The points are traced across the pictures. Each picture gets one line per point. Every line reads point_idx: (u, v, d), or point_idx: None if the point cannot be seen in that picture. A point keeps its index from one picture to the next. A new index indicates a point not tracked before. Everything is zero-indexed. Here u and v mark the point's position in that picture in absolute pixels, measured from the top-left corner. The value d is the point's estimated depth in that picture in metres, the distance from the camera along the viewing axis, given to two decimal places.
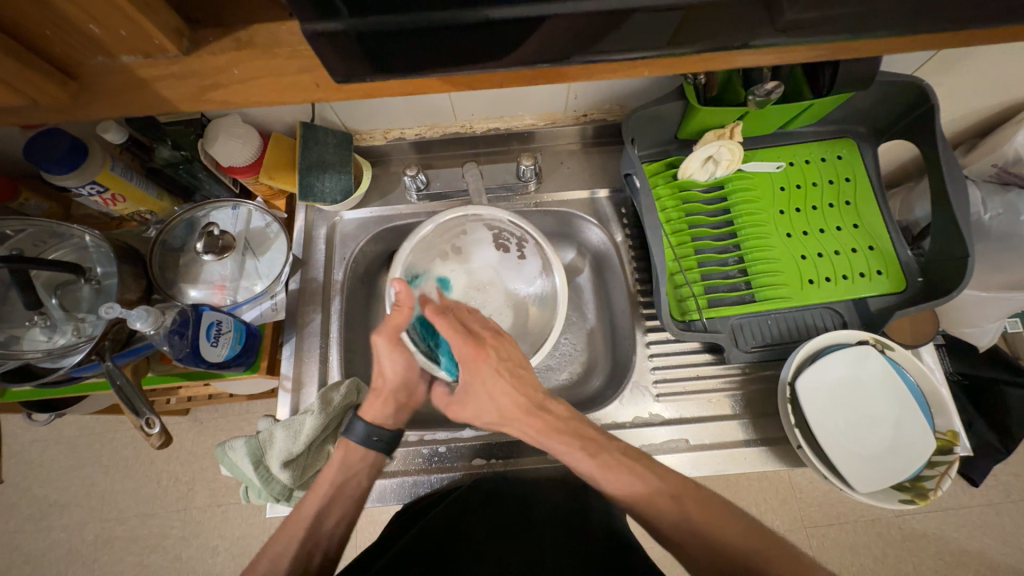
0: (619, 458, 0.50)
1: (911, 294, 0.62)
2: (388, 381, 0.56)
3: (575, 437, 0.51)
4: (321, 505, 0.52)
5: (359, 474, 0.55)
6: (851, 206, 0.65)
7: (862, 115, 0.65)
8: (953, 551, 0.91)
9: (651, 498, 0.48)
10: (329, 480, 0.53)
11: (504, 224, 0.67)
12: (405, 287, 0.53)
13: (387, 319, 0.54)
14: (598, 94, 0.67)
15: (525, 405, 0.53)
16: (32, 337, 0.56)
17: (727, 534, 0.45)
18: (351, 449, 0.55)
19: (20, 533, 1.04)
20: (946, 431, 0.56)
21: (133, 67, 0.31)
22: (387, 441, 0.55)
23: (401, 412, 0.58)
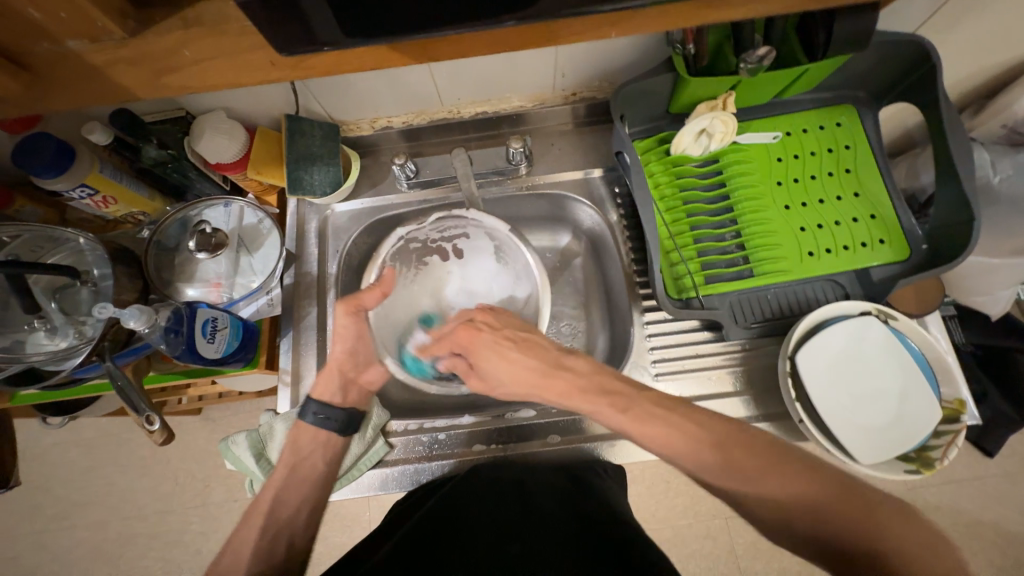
0: (652, 410, 0.46)
1: (916, 263, 0.60)
2: (337, 353, 0.56)
3: (601, 394, 0.48)
4: (278, 491, 0.53)
5: (313, 457, 0.55)
6: (851, 174, 0.64)
7: (858, 79, 0.63)
8: (968, 522, 0.90)
9: (695, 449, 0.43)
10: (284, 463, 0.54)
11: (503, 234, 0.66)
12: (390, 272, 0.56)
13: (355, 295, 0.55)
14: (586, 70, 0.65)
15: (542, 368, 0.51)
16: (36, 340, 0.57)
17: (782, 484, 0.40)
18: (303, 432, 0.55)
19: (46, 533, 1.07)
20: (952, 400, 0.55)
21: (85, 55, 0.33)
22: (338, 420, 0.55)
23: (349, 389, 0.57)
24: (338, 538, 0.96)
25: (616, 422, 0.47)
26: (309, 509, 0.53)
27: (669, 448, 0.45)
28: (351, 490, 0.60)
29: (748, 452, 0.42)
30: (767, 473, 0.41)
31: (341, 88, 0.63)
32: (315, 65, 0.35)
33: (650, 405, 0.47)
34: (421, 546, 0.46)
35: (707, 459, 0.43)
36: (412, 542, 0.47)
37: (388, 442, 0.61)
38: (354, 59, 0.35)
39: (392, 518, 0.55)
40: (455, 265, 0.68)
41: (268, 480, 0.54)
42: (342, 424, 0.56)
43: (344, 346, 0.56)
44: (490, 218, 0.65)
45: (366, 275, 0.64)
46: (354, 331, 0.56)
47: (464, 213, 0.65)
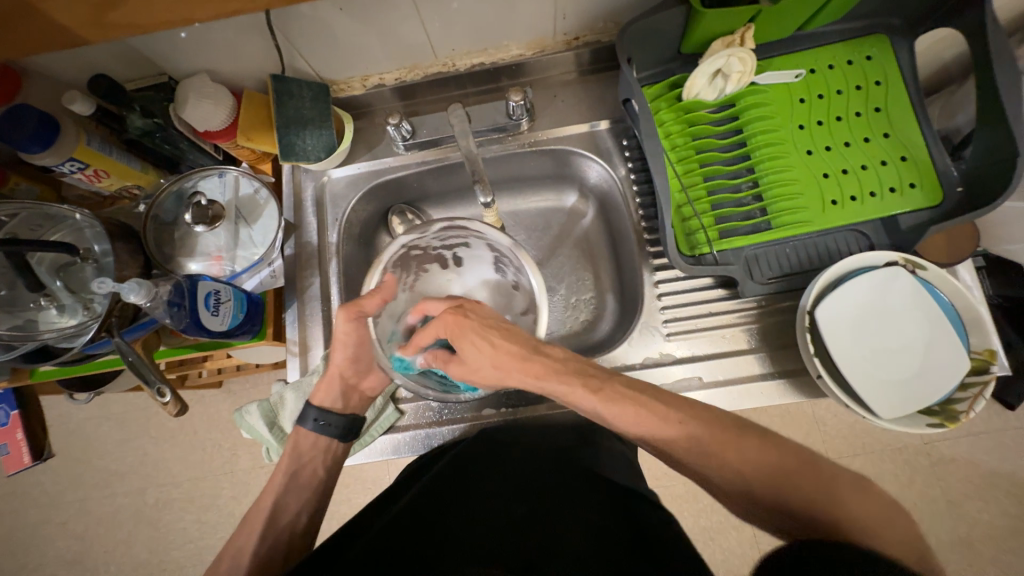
0: (622, 391, 0.46)
1: (949, 207, 0.56)
2: (338, 359, 0.57)
3: (577, 376, 0.47)
4: (280, 494, 0.55)
5: (313, 461, 0.57)
6: (881, 113, 0.58)
7: (895, 2, 0.57)
8: (985, 473, 0.90)
9: (670, 433, 0.43)
10: (283, 469, 0.56)
11: (505, 250, 0.59)
12: (390, 279, 0.55)
13: (357, 300, 0.54)
14: (589, 10, 0.60)
15: (519, 353, 0.49)
16: (47, 318, 0.57)
17: (742, 457, 0.40)
18: (303, 438, 0.57)
19: (89, 500, 1.13)
20: (982, 351, 0.52)
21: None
22: (337, 426, 0.57)
23: (350, 396, 0.59)
24: (360, 498, 1.00)
25: (587, 403, 0.46)
26: (309, 513, 0.56)
27: (643, 425, 0.44)
28: (366, 454, 0.61)
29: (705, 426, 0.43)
30: (726, 448, 0.41)
31: (326, 41, 0.58)
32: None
33: (632, 386, 0.46)
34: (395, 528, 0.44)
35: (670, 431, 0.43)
36: (384, 521, 0.45)
37: (398, 408, 0.62)
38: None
39: (403, 479, 0.56)
40: (453, 274, 0.64)
41: (268, 485, 0.56)
42: (342, 430, 0.57)
43: (345, 354, 0.56)
44: (494, 232, 0.58)
45: (370, 278, 0.57)
46: (355, 336, 0.55)
47: (467, 224, 0.59)
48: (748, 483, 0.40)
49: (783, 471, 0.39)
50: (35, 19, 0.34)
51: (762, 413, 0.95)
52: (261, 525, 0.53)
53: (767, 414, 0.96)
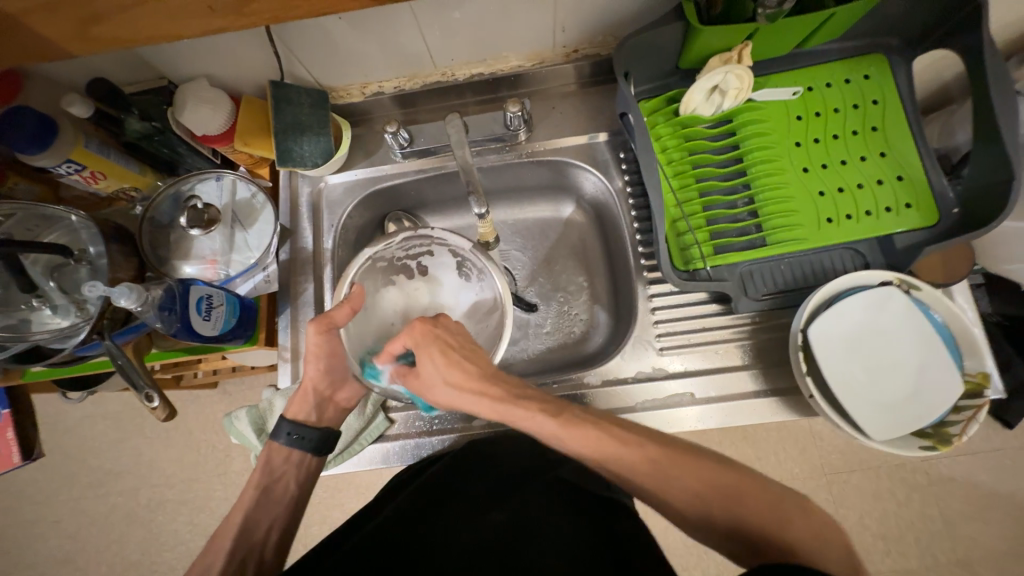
0: (581, 415, 0.46)
1: (945, 228, 0.55)
2: (311, 374, 0.56)
3: (534, 401, 0.48)
4: (248, 512, 0.53)
5: (285, 476, 0.56)
6: (878, 132, 0.58)
7: (893, 23, 0.57)
8: (982, 493, 0.89)
9: (621, 453, 0.44)
10: (255, 484, 0.54)
11: (468, 253, 0.60)
12: (358, 290, 0.53)
13: (327, 313, 0.53)
14: (589, 23, 0.60)
15: (480, 375, 0.49)
16: (40, 319, 0.57)
17: (694, 478, 0.43)
18: (275, 452, 0.56)
19: (82, 498, 1.13)
20: (976, 373, 0.51)
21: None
22: (311, 441, 0.56)
23: (323, 409, 0.58)
24: (353, 503, 0.99)
25: (551, 435, 0.45)
26: (278, 531, 0.55)
27: (605, 453, 0.44)
28: (354, 463, 0.61)
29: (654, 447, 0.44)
30: (676, 468, 0.43)
31: (325, 48, 0.58)
32: (255, 8, 0.35)
33: (595, 425, 0.45)
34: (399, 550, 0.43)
35: (634, 463, 0.44)
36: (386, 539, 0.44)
37: (387, 417, 0.62)
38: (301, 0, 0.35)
39: (388, 489, 0.55)
40: (422, 283, 0.63)
41: (236, 503, 0.54)
42: (315, 445, 0.56)
43: (317, 366, 0.55)
44: (454, 236, 0.59)
45: (337, 292, 0.56)
46: (327, 348, 0.55)
47: (429, 232, 0.59)
48: (703, 507, 0.42)
49: (732, 492, 0.42)
50: (23, 33, 0.34)
51: (760, 427, 0.95)
52: (229, 542, 0.51)
53: (764, 428, 0.95)
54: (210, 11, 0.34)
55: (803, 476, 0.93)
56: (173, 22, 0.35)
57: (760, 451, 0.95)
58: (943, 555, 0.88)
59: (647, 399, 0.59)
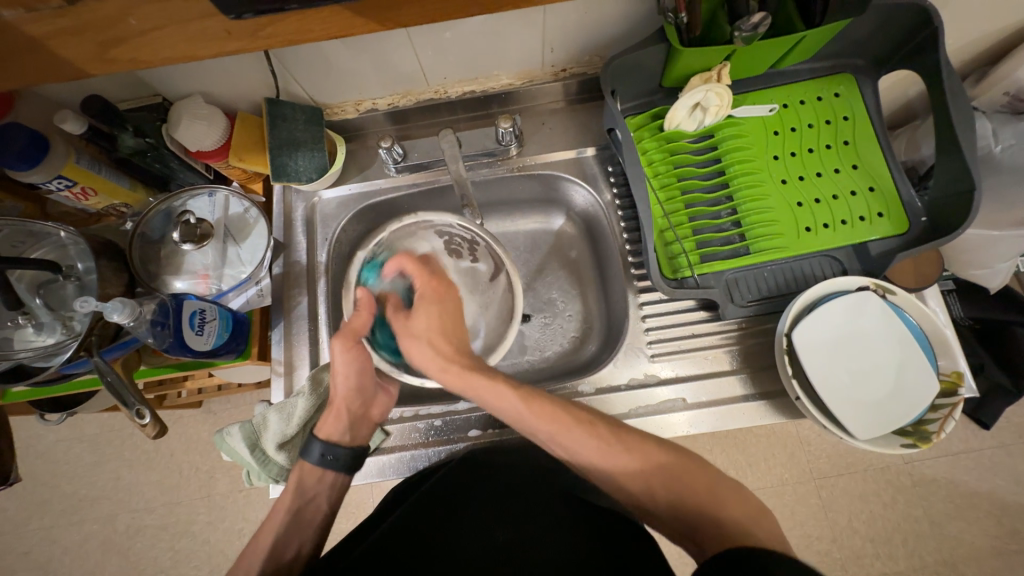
0: (533, 390, 0.51)
1: (915, 236, 0.59)
2: (342, 390, 0.55)
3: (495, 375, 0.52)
4: (282, 531, 0.54)
5: (318, 497, 0.56)
6: (850, 146, 0.62)
7: (859, 45, 0.61)
8: (964, 493, 0.91)
9: (582, 441, 0.48)
10: (287, 508, 0.54)
11: (457, 227, 0.63)
12: (364, 294, 0.54)
13: (347, 324, 0.54)
14: (576, 44, 0.63)
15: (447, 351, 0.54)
16: (23, 337, 0.55)
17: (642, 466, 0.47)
18: (306, 472, 0.56)
19: (55, 527, 1.08)
20: (950, 373, 0.54)
21: (22, 27, 0.32)
22: (344, 460, 0.56)
23: (358, 425, 0.57)
24: (343, 523, 0.97)
25: (512, 408, 0.51)
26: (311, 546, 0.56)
27: (561, 434, 0.49)
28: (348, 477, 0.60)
29: (614, 434, 0.49)
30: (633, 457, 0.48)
31: (320, 67, 0.60)
32: (271, 32, 0.36)
33: (551, 401, 0.51)
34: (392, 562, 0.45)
35: (591, 448, 0.48)
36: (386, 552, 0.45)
37: (383, 430, 0.60)
38: (314, 23, 0.36)
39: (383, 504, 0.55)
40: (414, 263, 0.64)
41: (267, 522, 0.55)
42: (348, 463, 0.56)
43: (349, 384, 0.55)
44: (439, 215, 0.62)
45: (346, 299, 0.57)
46: (356, 362, 0.55)
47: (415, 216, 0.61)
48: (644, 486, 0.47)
49: (678, 482, 0.46)
50: (34, 56, 0.35)
51: (749, 433, 0.96)
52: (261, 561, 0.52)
53: (752, 434, 0.97)
54: (228, 35, 0.36)
55: (791, 481, 0.95)
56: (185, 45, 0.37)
57: (749, 457, 0.96)
58: (930, 556, 0.90)
59: (640, 406, 0.60)
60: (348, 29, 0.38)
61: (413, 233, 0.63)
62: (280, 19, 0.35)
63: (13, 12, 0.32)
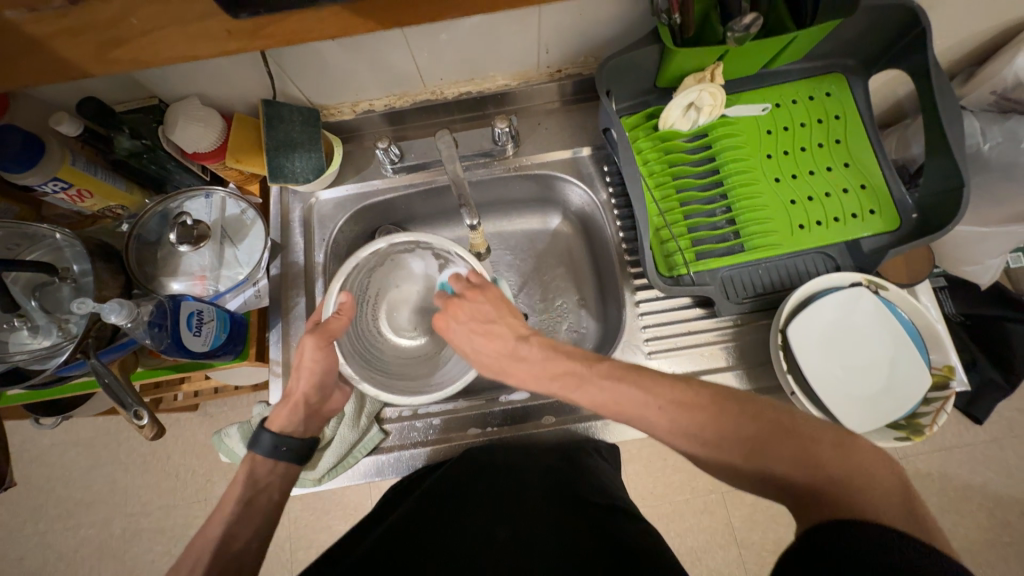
0: (600, 383, 0.47)
1: (906, 232, 0.59)
2: (302, 386, 0.55)
3: (552, 376, 0.50)
4: (230, 523, 0.49)
5: (270, 487, 0.53)
6: (841, 145, 0.63)
7: (849, 45, 0.62)
8: (958, 487, 0.92)
9: (643, 416, 0.45)
10: (236, 498, 0.50)
11: (451, 255, 0.63)
12: (348, 298, 0.54)
13: (325, 324, 0.53)
14: (572, 44, 0.63)
15: (505, 356, 0.52)
16: (18, 340, 0.55)
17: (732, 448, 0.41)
18: (258, 463, 0.53)
19: (50, 532, 1.07)
20: (942, 366, 0.55)
21: (24, 25, 0.33)
22: (296, 452, 0.55)
23: (311, 419, 0.57)
24: (341, 525, 0.97)
25: (569, 397, 0.49)
26: (261, 538, 0.50)
27: (626, 414, 0.46)
28: (348, 477, 0.60)
29: (681, 409, 0.44)
30: (702, 427, 0.43)
31: (317, 69, 0.60)
32: (272, 32, 0.37)
33: (613, 386, 0.47)
34: (393, 560, 0.44)
35: (658, 425, 0.44)
36: (386, 548, 0.46)
37: (382, 429, 0.61)
38: (314, 24, 0.37)
39: (379, 509, 0.57)
40: (405, 282, 0.67)
41: (215, 512, 0.50)
42: (299, 454, 0.55)
43: (310, 381, 0.54)
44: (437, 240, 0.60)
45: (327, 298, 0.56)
46: (323, 362, 0.54)
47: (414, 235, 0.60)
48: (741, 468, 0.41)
49: (758, 444, 0.41)
50: (38, 56, 0.35)
51: None
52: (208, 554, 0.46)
53: None
54: (229, 35, 0.37)
55: None
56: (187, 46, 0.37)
57: None
58: None
59: None
60: (347, 30, 0.38)
61: (404, 251, 0.64)
62: (281, 18, 0.36)
63: (17, 11, 0.33)
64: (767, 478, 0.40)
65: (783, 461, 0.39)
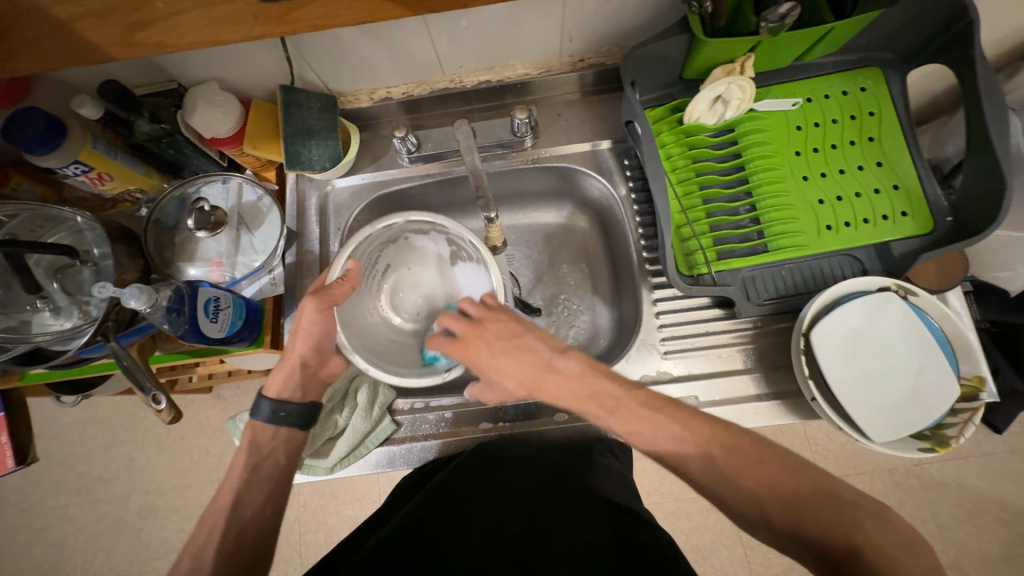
0: (639, 412, 0.46)
1: (939, 236, 0.57)
2: (298, 348, 0.53)
3: (590, 398, 0.47)
4: (239, 490, 0.51)
5: (274, 453, 0.54)
6: (875, 143, 0.60)
7: (888, 38, 0.59)
8: (974, 498, 0.90)
9: (674, 449, 0.44)
10: (242, 463, 0.51)
11: (466, 243, 0.60)
12: (355, 264, 0.54)
13: (327, 289, 0.52)
14: (596, 33, 0.62)
15: (536, 373, 0.48)
16: (42, 320, 0.56)
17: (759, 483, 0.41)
18: (259, 430, 0.54)
19: (70, 506, 1.10)
20: (972, 377, 0.53)
21: (51, 9, 0.34)
22: (296, 416, 0.54)
23: (310, 383, 0.56)
24: (350, 510, 0.98)
25: (606, 423, 0.47)
26: (272, 506, 0.52)
27: (660, 446, 0.45)
28: (360, 467, 0.61)
29: (726, 452, 0.43)
30: (745, 471, 0.41)
31: (336, 55, 0.59)
32: (296, 16, 0.37)
33: (657, 411, 0.46)
34: (409, 549, 0.44)
35: (695, 461, 0.43)
36: (405, 539, 0.46)
37: (394, 420, 0.62)
38: (338, 8, 0.36)
39: (394, 499, 0.57)
40: (417, 264, 0.65)
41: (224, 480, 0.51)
42: (302, 419, 0.55)
43: (307, 343, 0.53)
44: (456, 227, 0.59)
45: (333, 265, 0.55)
46: (320, 325, 0.53)
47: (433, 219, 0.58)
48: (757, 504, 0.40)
49: (791, 498, 0.40)
50: (63, 36, 0.35)
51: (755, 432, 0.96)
52: (222, 522, 0.49)
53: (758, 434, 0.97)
54: (253, 19, 0.36)
55: None
56: (208, 29, 0.37)
57: None
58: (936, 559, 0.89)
59: None
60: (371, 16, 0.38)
61: (419, 231, 0.62)
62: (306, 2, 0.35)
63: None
64: (795, 534, 0.39)
65: (822, 518, 0.38)
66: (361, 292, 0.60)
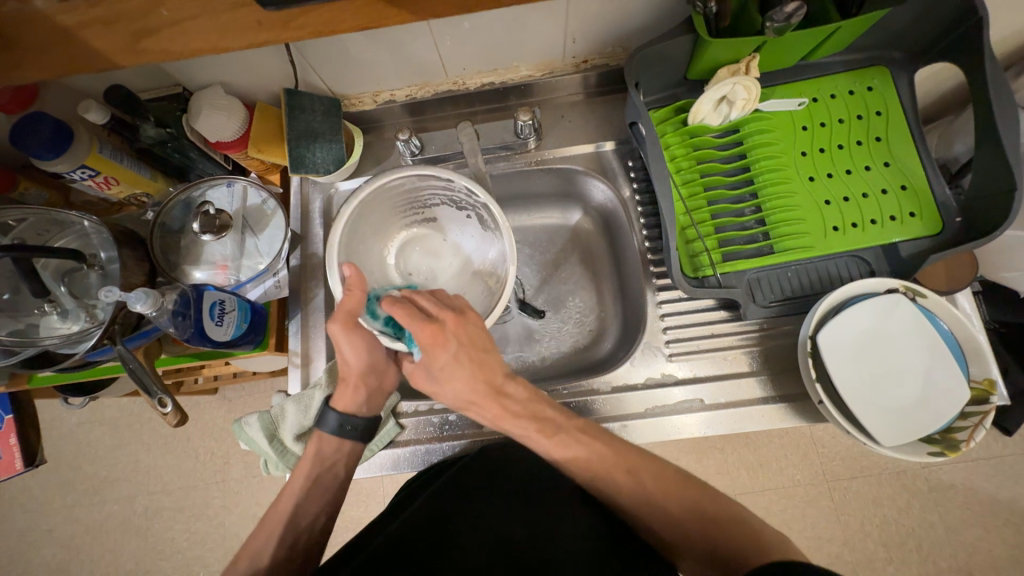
0: (576, 436, 0.48)
1: (948, 237, 0.56)
2: (354, 368, 0.53)
3: (532, 420, 0.49)
4: (299, 499, 0.53)
5: (334, 466, 0.55)
6: (882, 143, 0.60)
7: (895, 37, 0.58)
8: (982, 500, 0.89)
9: (606, 472, 0.46)
10: (305, 474, 0.53)
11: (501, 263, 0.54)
12: (355, 271, 0.45)
13: (342, 305, 0.47)
14: (599, 35, 0.61)
15: (486, 390, 0.49)
16: (49, 324, 0.56)
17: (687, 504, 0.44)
18: (325, 443, 0.55)
19: (77, 506, 1.11)
20: (982, 380, 0.52)
21: (56, 17, 0.34)
22: (361, 429, 0.55)
23: (373, 397, 0.57)
24: (354, 511, 0.99)
25: (540, 445, 0.48)
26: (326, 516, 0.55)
27: (592, 474, 0.46)
28: (365, 470, 0.61)
29: (654, 477, 0.46)
30: (667, 493, 0.45)
31: (340, 59, 0.60)
32: (300, 23, 0.37)
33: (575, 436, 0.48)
34: (417, 549, 0.44)
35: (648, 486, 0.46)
36: (411, 537, 0.46)
37: (398, 423, 0.61)
38: (341, 14, 0.36)
39: (397, 502, 0.57)
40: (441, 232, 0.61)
41: (285, 489, 0.54)
42: (364, 434, 0.56)
43: (361, 361, 0.53)
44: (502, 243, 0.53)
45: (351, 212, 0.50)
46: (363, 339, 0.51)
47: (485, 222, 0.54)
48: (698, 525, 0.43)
49: (715, 519, 0.43)
50: (68, 44, 0.36)
51: (762, 434, 0.95)
52: (279, 530, 0.51)
53: (763, 435, 0.96)
54: (257, 25, 0.36)
55: (804, 483, 0.93)
56: (212, 36, 0.37)
57: (760, 457, 0.96)
58: (944, 562, 0.88)
59: (653, 406, 0.59)
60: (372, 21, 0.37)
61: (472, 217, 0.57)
62: (308, 8, 0.35)
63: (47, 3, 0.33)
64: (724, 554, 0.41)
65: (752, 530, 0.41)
66: (377, 210, 0.55)
